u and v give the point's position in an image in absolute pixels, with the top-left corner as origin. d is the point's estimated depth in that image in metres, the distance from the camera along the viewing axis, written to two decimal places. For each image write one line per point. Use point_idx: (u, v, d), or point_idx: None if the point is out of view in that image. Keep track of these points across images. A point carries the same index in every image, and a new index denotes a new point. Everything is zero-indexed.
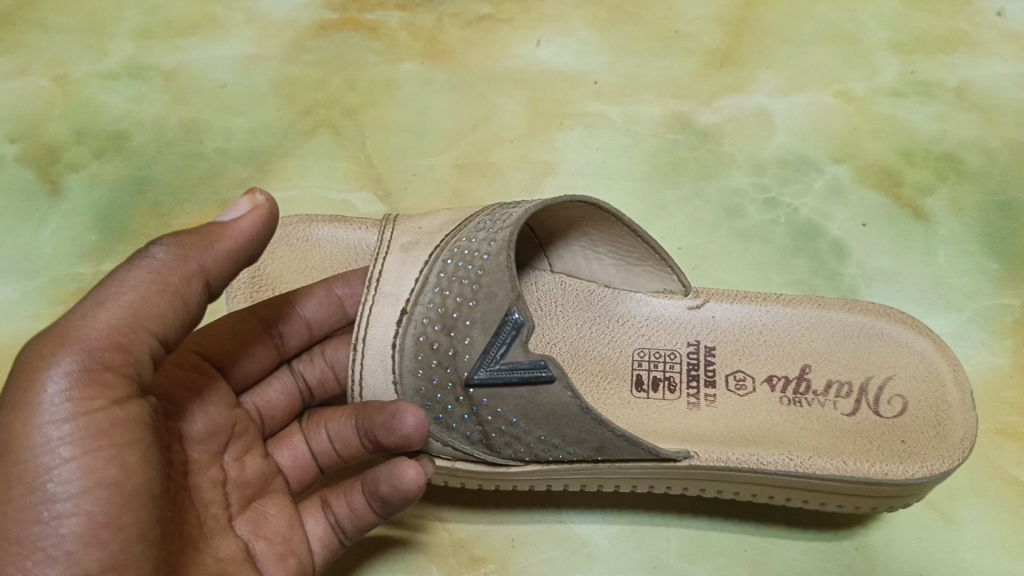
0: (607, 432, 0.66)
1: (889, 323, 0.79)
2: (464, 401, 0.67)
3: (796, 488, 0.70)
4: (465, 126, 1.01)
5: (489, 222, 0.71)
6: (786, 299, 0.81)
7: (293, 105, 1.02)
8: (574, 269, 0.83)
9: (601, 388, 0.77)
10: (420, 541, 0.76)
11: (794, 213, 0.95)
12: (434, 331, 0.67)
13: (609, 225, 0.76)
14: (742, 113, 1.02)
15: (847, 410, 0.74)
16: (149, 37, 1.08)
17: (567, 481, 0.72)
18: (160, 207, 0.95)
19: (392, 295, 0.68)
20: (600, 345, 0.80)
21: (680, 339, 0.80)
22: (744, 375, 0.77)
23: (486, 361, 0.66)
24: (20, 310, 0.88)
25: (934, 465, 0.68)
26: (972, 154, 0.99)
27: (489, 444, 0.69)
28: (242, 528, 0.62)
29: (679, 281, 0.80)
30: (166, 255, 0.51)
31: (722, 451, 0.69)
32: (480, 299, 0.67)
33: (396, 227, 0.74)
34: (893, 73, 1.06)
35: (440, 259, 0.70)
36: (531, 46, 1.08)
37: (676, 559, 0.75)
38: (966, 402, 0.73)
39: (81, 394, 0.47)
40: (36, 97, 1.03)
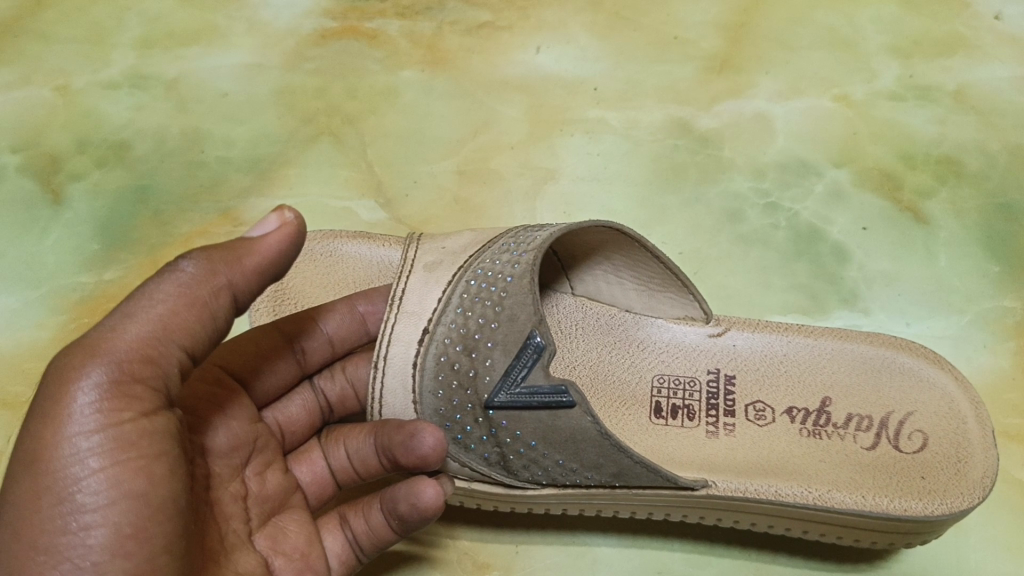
0: (625, 458, 0.66)
1: (909, 358, 0.79)
2: (482, 423, 0.67)
3: (814, 521, 0.70)
4: (466, 132, 1.01)
5: (512, 245, 0.71)
6: (808, 330, 0.81)
7: (294, 113, 1.03)
8: (594, 293, 0.82)
9: (620, 414, 0.78)
10: (427, 547, 0.76)
11: (794, 218, 0.95)
12: (455, 352, 0.67)
13: (631, 251, 0.76)
14: (742, 118, 1.02)
15: (867, 444, 0.74)
16: (150, 46, 1.08)
17: (584, 506, 0.72)
18: (162, 216, 0.95)
19: (415, 313, 0.69)
20: (619, 368, 0.80)
21: (699, 366, 0.80)
22: (764, 406, 0.77)
23: (506, 384, 0.66)
24: (23, 320, 0.88)
25: (954, 502, 0.68)
26: (971, 157, 1.00)
27: (506, 466, 0.69)
28: (261, 543, 0.61)
29: (700, 309, 0.80)
30: (195, 269, 0.51)
31: (741, 481, 0.69)
32: (502, 322, 0.67)
33: (419, 246, 0.74)
34: (892, 77, 1.06)
35: (463, 280, 0.70)
36: (530, 53, 1.08)
37: (681, 565, 0.76)
38: (987, 440, 0.73)
39: (111, 405, 0.47)
40: (38, 107, 1.03)
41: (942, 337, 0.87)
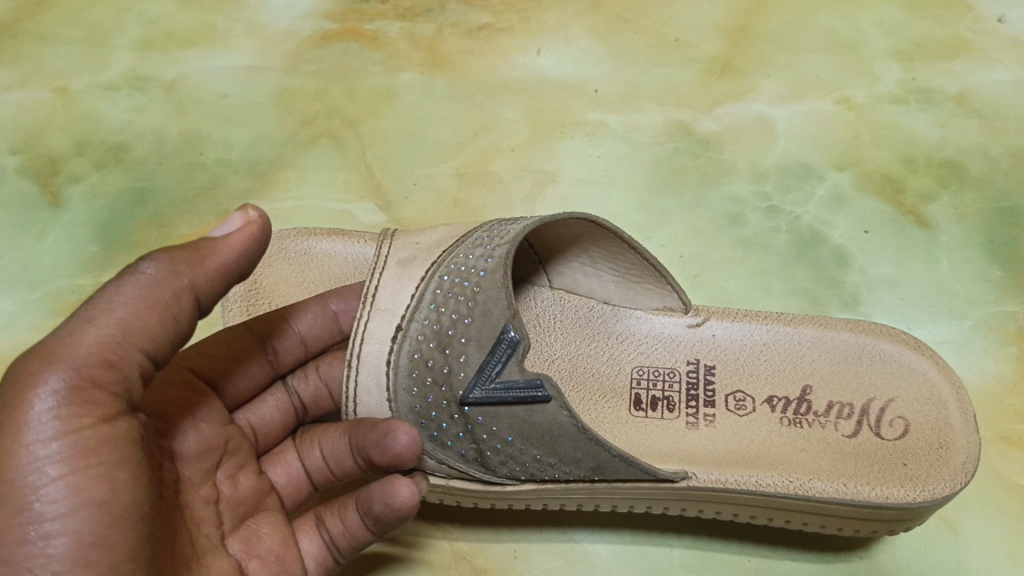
0: (603, 453, 0.66)
1: (891, 344, 0.78)
2: (458, 419, 0.67)
3: (796, 510, 0.69)
4: (466, 135, 1.01)
5: (486, 238, 0.71)
6: (787, 318, 0.80)
7: (293, 116, 1.02)
8: (572, 286, 0.82)
9: (599, 407, 0.77)
10: (422, 550, 0.76)
11: (795, 221, 0.94)
12: (429, 348, 0.67)
13: (608, 242, 0.76)
14: (743, 121, 1.02)
15: (848, 432, 0.73)
16: (149, 48, 1.08)
17: (564, 500, 0.72)
18: (160, 218, 0.95)
19: (388, 311, 0.68)
20: (598, 362, 0.80)
21: (679, 356, 0.80)
22: (743, 396, 0.77)
23: (481, 380, 0.66)
24: (20, 322, 0.88)
25: (937, 488, 0.68)
26: (973, 161, 0.99)
27: (484, 463, 0.68)
28: (235, 547, 0.61)
29: (679, 299, 0.80)
30: (156, 271, 0.51)
31: (721, 473, 0.69)
32: (475, 317, 0.67)
33: (393, 243, 0.74)
34: (894, 80, 1.05)
35: (436, 276, 0.70)
36: (530, 55, 1.07)
37: (679, 569, 0.75)
38: (969, 423, 0.72)
39: (70, 411, 0.46)
40: (36, 109, 1.03)
41: (942, 343, 0.87)
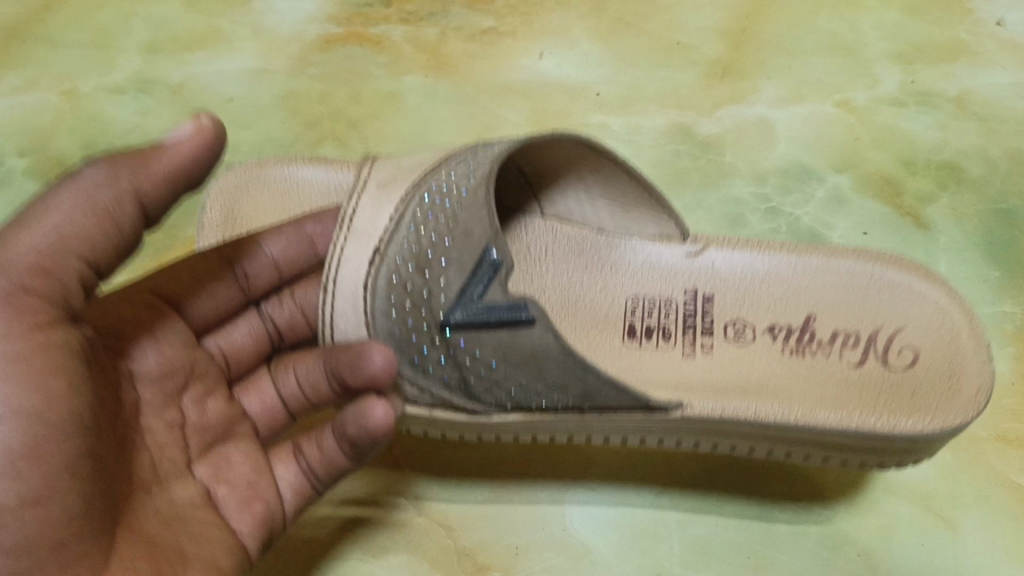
0: (591, 376, 0.69)
1: (894, 271, 0.81)
2: (439, 344, 0.69)
3: (801, 441, 0.73)
4: (470, 137, 1.02)
5: (465, 162, 0.73)
6: (785, 246, 0.83)
7: (298, 117, 1.04)
8: (562, 212, 0.85)
9: (589, 337, 0.82)
10: (424, 546, 0.77)
11: (795, 223, 0.95)
12: (409, 272, 0.68)
13: (599, 165, 0.78)
14: (743, 123, 1.03)
15: (854, 361, 0.77)
16: (156, 51, 1.09)
17: (554, 431, 0.74)
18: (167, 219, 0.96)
19: (363, 232, 0.68)
20: (590, 293, 0.84)
21: (676, 286, 0.83)
22: (744, 324, 0.81)
23: (462, 302, 0.69)
24: None
25: (946, 419, 0.71)
26: (972, 163, 1.00)
27: (466, 390, 0.70)
28: (203, 472, 0.69)
29: (676, 226, 0.82)
30: (98, 175, 0.55)
31: (724, 403, 0.71)
32: (456, 237, 0.70)
33: (372, 165, 0.75)
34: (894, 83, 1.06)
35: (416, 196, 0.70)
36: (533, 58, 1.09)
37: (679, 567, 0.76)
38: (981, 352, 0.75)
39: (4, 318, 0.52)
40: (44, 111, 1.04)
41: None
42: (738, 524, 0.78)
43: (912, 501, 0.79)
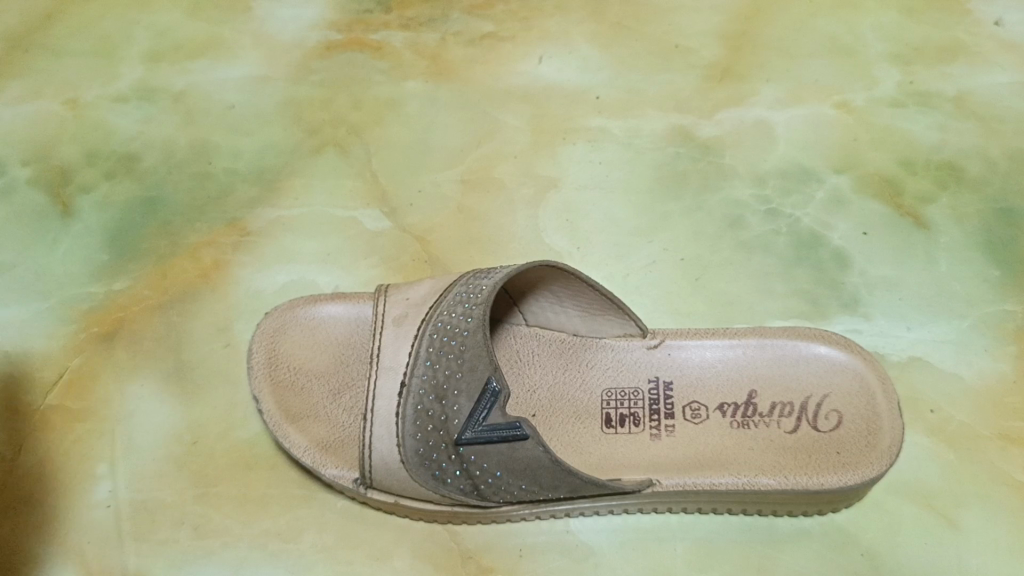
0: (576, 480, 0.71)
1: (825, 346, 0.80)
2: (455, 459, 0.71)
3: (746, 501, 0.75)
4: (471, 142, 1.02)
5: (465, 294, 0.74)
6: (732, 330, 0.82)
7: (300, 124, 1.04)
8: (545, 322, 0.84)
9: (574, 429, 0.79)
10: (429, 549, 0.77)
11: (795, 224, 0.96)
12: (429, 400, 0.71)
13: (570, 281, 0.78)
14: (743, 125, 1.03)
15: (789, 428, 0.77)
16: (159, 60, 1.10)
17: (557, 509, 0.76)
18: (170, 226, 0.96)
19: (392, 369, 0.72)
20: (572, 388, 0.81)
21: (640, 376, 0.81)
22: (699, 406, 0.79)
23: (471, 423, 0.71)
24: (33, 330, 0.89)
25: (866, 472, 0.73)
26: (972, 162, 1.00)
27: (481, 494, 0.72)
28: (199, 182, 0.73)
29: (636, 325, 0.81)
30: None
31: (679, 478, 0.74)
32: (464, 372, 0.71)
33: (387, 297, 0.77)
34: (893, 84, 1.07)
35: (428, 333, 0.73)
36: (533, 63, 1.09)
37: (682, 568, 0.76)
38: (894, 411, 0.76)
39: None
40: (48, 120, 1.05)
41: (942, 342, 0.88)
42: (741, 526, 0.78)
43: (916, 500, 0.79)
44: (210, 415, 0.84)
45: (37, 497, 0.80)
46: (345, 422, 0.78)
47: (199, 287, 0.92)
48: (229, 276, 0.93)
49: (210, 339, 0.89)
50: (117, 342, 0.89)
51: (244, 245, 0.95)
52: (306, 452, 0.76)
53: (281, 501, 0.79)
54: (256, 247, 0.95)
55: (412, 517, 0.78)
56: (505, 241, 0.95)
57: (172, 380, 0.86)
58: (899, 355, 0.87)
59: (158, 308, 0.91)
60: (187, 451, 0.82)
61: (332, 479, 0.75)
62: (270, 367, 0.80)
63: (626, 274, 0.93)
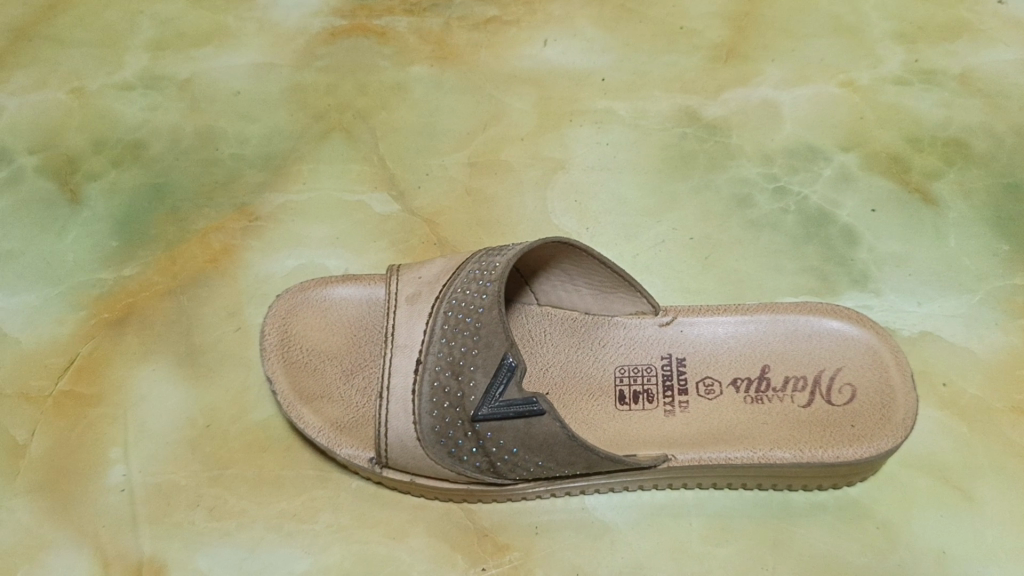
0: (593, 455, 0.71)
1: (837, 320, 0.80)
2: (471, 436, 0.71)
3: (764, 475, 0.75)
4: (477, 125, 1.02)
5: (477, 271, 0.74)
6: (745, 307, 0.82)
7: (306, 110, 1.04)
8: (557, 301, 0.84)
9: (588, 406, 0.79)
10: (445, 527, 0.77)
11: (803, 201, 0.96)
12: (445, 377, 0.71)
13: (581, 258, 0.79)
14: (749, 105, 1.03)
15: (802, 402, 0.77)
16: (163, 48, 1.09)
17: (571, 487, 0.76)
18: (179, 212, 0.96)
19: (407, 346, 0.72)
20: (584, 365, 0.81)
21: (653, 352, 0.81)
22: (713, 381, 0.79)
23: (487, 399, 0.71)
24: (44, 316, 0.90)
25: (881, 444, 0.73)
26: (978, 139, 1.00)
27: (497, 472, 0.72)
28: None
29: (649, 302, 0.81)
30: None
31: (696, 453, 0.74)
32: (479, 348, 0.71)
33: (399, 278, 0.77)
34: (897, 62, 1.07)
35: (441, 310, 0.73)
36: (538, 46, 1.09)
37: (698, 543, 0.76)
38: (908, 383, 0.76)
39: None
40: (54, 109, 1.05)
41: (952, 317, 0.88)
42: (756, 502, 0.78)
43: (928, 471, 0.79)
44: (223, 398, 0.84)
45: (51, 481, 0.80)
46: (359, 401, 0.78)
47: (210, 273, 0.92)
48: (238, 261, 0.93)
49: (221, 324, 0.89)
50: (128, 328, 0.89)
51: (253, 231, 0.95)
52: (320, 430, 0.77)
53: (297, 483, 0.79)
54: (265, 232, 0.95)
55: (427, 496, 0.78)
56: (514, 223, 0.95)
57: (184, 364, 0.86)
58: (910, 329, 0.87)
59: (168, 293, 0.91)
60: (201, 435, 0.82)
61: (347, 458, 0.75)
62: (283, 348, 0.80)
63: (635, 254, 0.93)
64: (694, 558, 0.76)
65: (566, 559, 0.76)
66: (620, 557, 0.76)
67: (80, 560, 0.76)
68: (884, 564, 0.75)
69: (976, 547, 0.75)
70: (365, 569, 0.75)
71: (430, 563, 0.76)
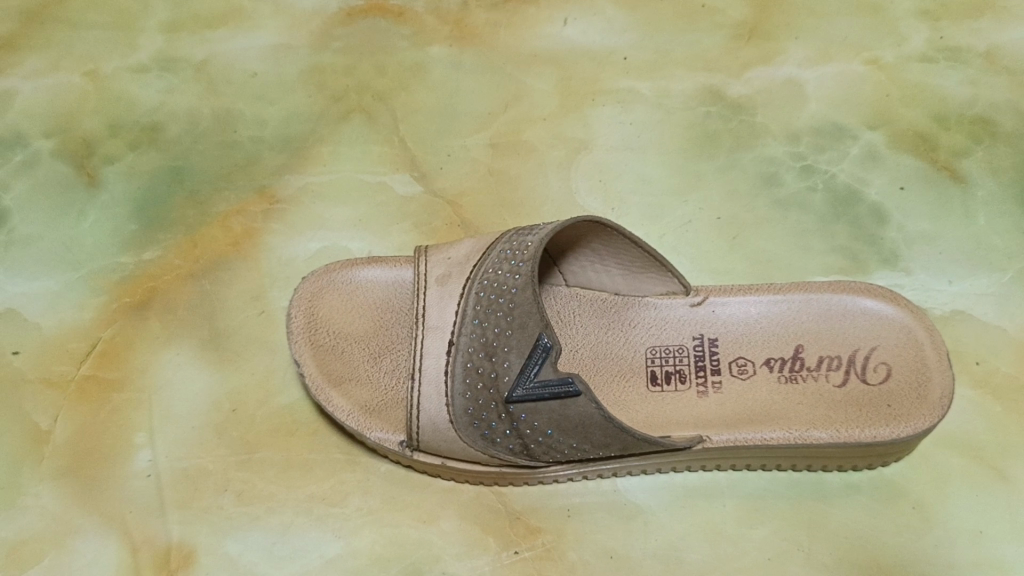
0: (629, 437, 0.70)
1: (871, 300, 0.79)
2: (505, 417, 0.70)
3: (799, 456, 0.74)
4: (498, 106, 1.01)
5: (509, 251, 0.73)
6: (777, 286, 0.81)
7: (324, 92, 1.03)
8: (586, 282, 0.83)
9: (619, 387, 0.78)
10: (476, 510, 0.76)
11: (831, 180, 0.95)
12: (478, 358, 0.70)
13: (611, 238, 0.77)
14: (773, 84, 1.02)
15: (837, 382, 0.76)
16: (177, 29, 1.08)
17: (604, 469, 0.75)
18: (199, 195, 0.95)
19: (439, 328, 0.72)
20: (614, 347, 0.80)
21: (685, 333, 0.80)
22: (745, 361, 0.78)
23: (521, 380, 0.70)
24: (65, 301, 0.89)
25: (919, 423, 0.72)
26: (1006, 116, 0.99)
27: (530, 454, 0.72)
28: None
29: (680, 282, 0.80)
30: None
31: (731, 433, 0.73)
32: (513, 329, 0.70)
33: (429, 259, 0.77)
34: (922, 39, 1.05)
35: (474, 291, 0.72)
36: (557, 25, 1.07)
37: (732, 525, 0.75)
38: (944, 362, 0.75)
39: None
40: (69, 92, 1.03)
41: (983, 296, 0.87)
42: (790, 483, 0.77)
43: (963, 451, 0.79)
44: (248, 381, 0.83)
45: (76, 466, 0.79)
46: (388, 384, 0.77)
47: (231, 256, 0.91)
48: (260, 244, 0.92)
49: (245, 307, 0.88)
50: (150, 312, 0.88)
51: (274, 214, 0.94)
52: (349, 413, 0.76)
53: (326, 467, 0.79)
54: (286, 215, 0.94)
55: (458, 480, 0.77)
56: (538, 204, 0.94)
57: (208, 348, 0.85)
58: (940, 309, 0.86)
59: (190, 277, 0.90)
60: (227, 419, 0.81)
61: (378, 442, 0.74)
62: (310, 331, 0.79)
63: (661, 235, 0.92)
64: (728, 539, 0.75)
65: (600, 541, 0.75)
66: (654, 539, 0.75)
67: (108, 545, 0.75)
68: (920, 544, 0.74)
69: (1013, 526, 0.75)
70: (396, 552, 0.74)
71: (462, 546, 0.75)
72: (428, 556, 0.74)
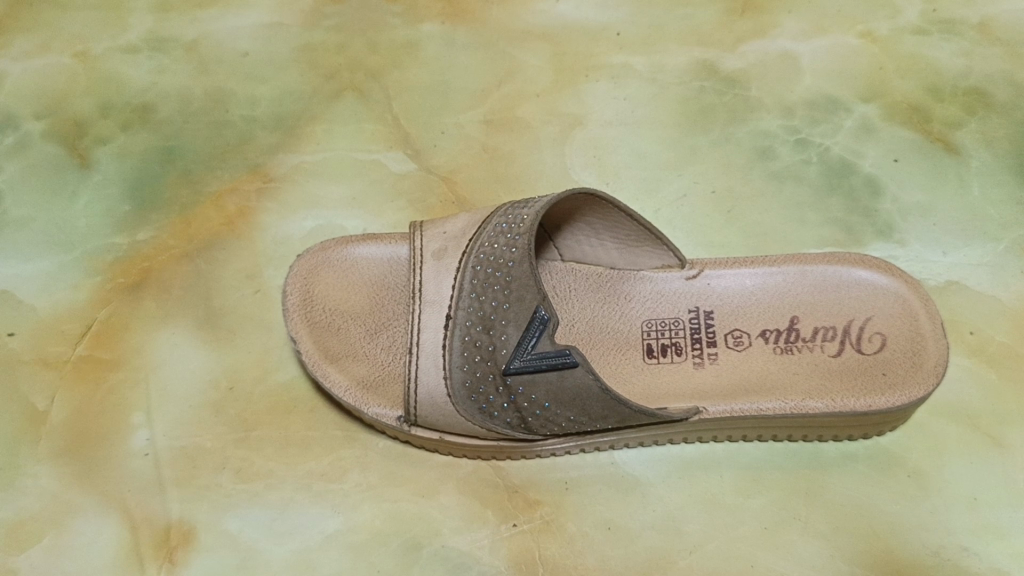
0: (626, 408, 0.70)
1: (865, 270, 0.79)
2: (503, 390, 0.70)
3: (796, 425, 0.74)
4: (492, 82, 1.00)
5: (505, 224, 0.73)
6: (772, 258, 0.81)
7: (316, 70, 1.02)
8: (581, 256, 0.82)
9: (616, 360, 0.78)
10: (475, 485, 0.77)
11: (826, 152, 0.95)
12: (476, 332, 0.70)
13: (606, 211, 0.77)
14: (767, 57, 1.01)
15: (833, 352, 0.76)
16: (167, 9, 1.07)
17: (601, 442, 0.75)
18: (191, 175, 0.95)
19: (436, 302, 0.72)
20: (611, 320, 0.80)
21: (681, 306, 0.80)
22: (741, 333, 0.79)
23: (519, 352, 0.70)
24: (58, 283, 0.88)
25: (913, 392, 0.72)
26: (999, 87, 0.99)
27: (527, 427, 0.72)
28: None
29: (675, 255, 0.80)
30: None
31: (728, 404, 0.74)
32: (511, 302, 0.70)
33: (424, 234, 0.77)
34: (916, 12, 1.04)
35: (470, 265, 0.72)
36: (550, 1, 1.06)
37: (730, 495, 0.76)
38: (939, 331, 0.76)
39: None
40: (59, 73, 1.02)
41: (978, 266, 0.87)
42: (787, 453, 0.78)
43: (958, 419, 0.79)
44: (245, 360, 0.83)
45: (74, 447, 0.79)
46: (384, 359, 0.77)
47: (225, 236, 0.91)
48: (255, 223, 0.92)
49: (240, 286, 0.88)
50: (145, 292, 0.87)
51: (268, 192, 0.94)
52: (346, 389, 0.75)
53: (325, 442, 0.79)
54: (280, 194, 0.94)
55: (456, 455, 0.77)
56: (533, 179, 0.94)
57: (204, 327, 0.85)
58: (936, 279, 0.87)
59: (184, 257, 0.90)
60: (224, 398, 0.81)
61: (376, 417, 0.74)
62: (306, 308, 0.79)
63: (657, 209, 0.92)
64: (725, 510, 0.75)
65: (599, 513, 0.75)
66: (652, 510, 0.75)
67: (108, 524, 0.75)
68: (917, 511, 0.75)
69: (1007, 493, 0.75)
70: (396, 527, 0.75)
71: (461, 519, 0.75)
72: (428, 530, 0.75)
